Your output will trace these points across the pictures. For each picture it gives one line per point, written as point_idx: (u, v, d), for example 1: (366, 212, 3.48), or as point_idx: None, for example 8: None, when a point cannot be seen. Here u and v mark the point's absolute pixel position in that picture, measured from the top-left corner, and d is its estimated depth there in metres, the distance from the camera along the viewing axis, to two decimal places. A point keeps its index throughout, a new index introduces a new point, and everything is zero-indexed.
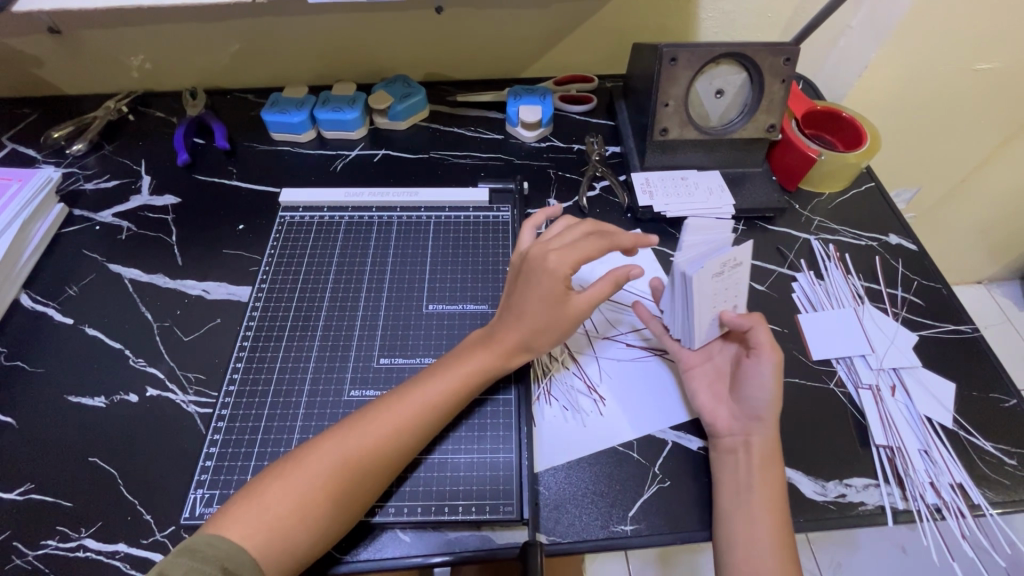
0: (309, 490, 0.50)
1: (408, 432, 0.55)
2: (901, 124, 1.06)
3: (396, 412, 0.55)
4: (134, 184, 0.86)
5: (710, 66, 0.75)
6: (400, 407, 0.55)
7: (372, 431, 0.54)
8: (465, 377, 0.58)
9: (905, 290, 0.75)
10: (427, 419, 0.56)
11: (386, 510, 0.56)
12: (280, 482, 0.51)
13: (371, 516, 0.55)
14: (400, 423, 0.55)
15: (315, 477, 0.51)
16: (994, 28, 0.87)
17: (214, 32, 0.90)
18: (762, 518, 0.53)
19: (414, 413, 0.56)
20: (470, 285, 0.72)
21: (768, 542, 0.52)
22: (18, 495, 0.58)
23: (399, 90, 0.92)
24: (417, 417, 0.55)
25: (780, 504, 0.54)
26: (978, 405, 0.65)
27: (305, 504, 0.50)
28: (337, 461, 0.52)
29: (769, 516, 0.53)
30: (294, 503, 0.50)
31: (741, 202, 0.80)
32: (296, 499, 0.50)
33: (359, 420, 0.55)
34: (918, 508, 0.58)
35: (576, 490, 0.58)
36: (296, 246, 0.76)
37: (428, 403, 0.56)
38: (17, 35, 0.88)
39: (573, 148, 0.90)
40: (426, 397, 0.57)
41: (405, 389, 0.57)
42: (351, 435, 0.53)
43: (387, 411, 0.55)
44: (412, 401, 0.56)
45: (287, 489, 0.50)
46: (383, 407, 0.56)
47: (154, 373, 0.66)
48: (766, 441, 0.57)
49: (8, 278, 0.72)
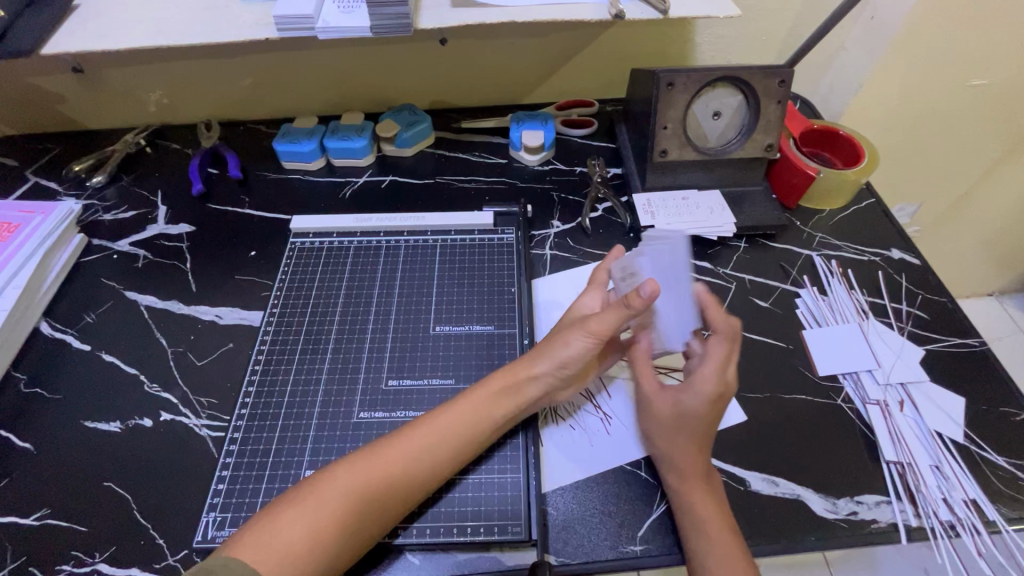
0: (323, 511, 0.51)
1: (424, 461, 0.55)
2: (899, 141, 1.07)
3: (415, 441, 0.56)
4: (150, 214, 0.89)
5: (705, 89, 0.77)
6: (417, 435, 0.57)
7: (388, 456, 0.55)
8: (481, 407, 0.59)
9: (909, 304, 0.75)
10: (446, 449, 0.57)
11: (408, 531, 0.56)
12: (295, 507, 0.51)
13: (392, 538, 0.56)
14: (419, 448, 0.56)
15: (330, 498, 0.51)
16: (987, 47, 0.88)
17: (228, 67, 0.94)
18: (707, 531, 0.53)
19: (432, 438, 0.57)
20: (476, 307, 0.73)
21: (721, 557, 0.51)
22: (34, 520, 0.59)
23: (405, 118, 0.95)
24: (435, 445, 0.56)
25: (720, 516, 0.54)
26: (988, 419, 0.65)
27: (320, 525, 0.50)
28: (353, 484, 0.53)
29: (713, 526, 0.53)
30: (309, 524, 0.50)
31: (742, 220, 0.81)
32: (313, 522, 0.50)
33: (377, 449, 0.55)
34: (932, 525, 0.58)
35: (584, 510, 0.58)
36: (306, 271, 0.78)
37: (446, 431, 0.57)
38: (44, 75, 0.93)
39: (575, 171, 0.92)
40: (444, 426, 0.57)
41: (422, 418, 0.58)
42: (366, 462, 0.54)
43: (404, 439, 0.56)
44: (429, 429, 0.57)
45: (302, 513, 0.51)
46: (400, 435, 0.57)
47: (168, 398, 0.68)
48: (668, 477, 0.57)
49: (29, 307, 0.74)
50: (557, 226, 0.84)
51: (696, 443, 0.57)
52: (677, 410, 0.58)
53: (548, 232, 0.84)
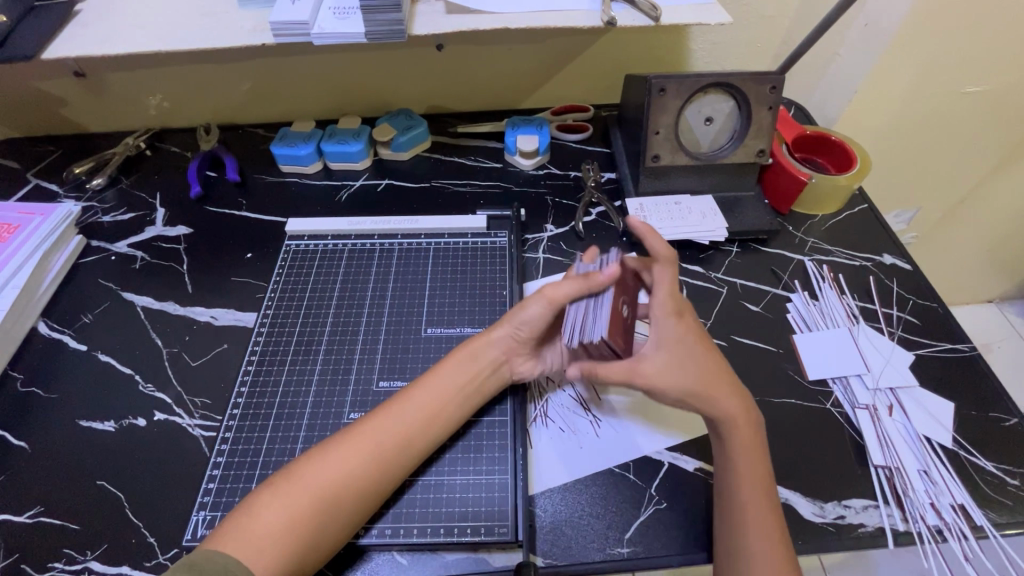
0: (302, 500, 0.52)
1: (395, 447, 0.56)
2: (894, 147, 1.08)
3: (387, 430, 0.57)
4: (148, 217, 0.90)
5: (697, 95, 0.78)
6: (386, 422, 0.58)
7: (359, 446, 0.55)
8: (444, 394, 0.61)
9: (900, 309, 0.76)
10: (415, 437, 0.58)
11: (372, 532, 0.56)
12: (277, 497, 0.52)
13: (356, 538, 0.56)
14: (389, 436, 0.57)
15: (310, 488, 0.52)
16: (979, 55, 0.89)
17: (227, 72, 0.95)
18: (735, 444, 0.57)
19: (404, 421, 0.58)
20: (467, 310, 0.74)
21: (748, 465, 0.56)
22: (28, 518, 0.59)
23: (402, 123, 0.96)
24: (404, 432, 0.57)
25: (746, 421, 0.58)
26: (978, 424, 0.65)
27: (301, 513, 0.51)
28: (335, 472, 0.53)
29: (740, 432, 0.57)
30: (293, 513, 0.51)
31: (735, 225, 0.82)
32: (292, 512, 0.51)
33: (348, 437, 0.56)
34: (919, 530, 0.58)
35: (572, 511, 0.58)
36: (300, 273, 0.79)
37: (414, 419, 0.58)
38: (46, 79, 0.95)
39: (570, 175, 0.93)
40: (412, 413, 0.59)
41: (388, 404, 0.60)
42: (339, 452, 0.55)
43: (374, 425, 0.57)
44: (398, 416, 0.58)
45: (282, 503, 0.51)
46: (369, 423, 0.58)
47: (162, 398, 0.68)
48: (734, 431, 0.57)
49: (27, 308, 0.75)
50: (551, 230, 0.85)
51: (701, 361, 0.60)
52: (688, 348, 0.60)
53: (542, 235, 0.84)
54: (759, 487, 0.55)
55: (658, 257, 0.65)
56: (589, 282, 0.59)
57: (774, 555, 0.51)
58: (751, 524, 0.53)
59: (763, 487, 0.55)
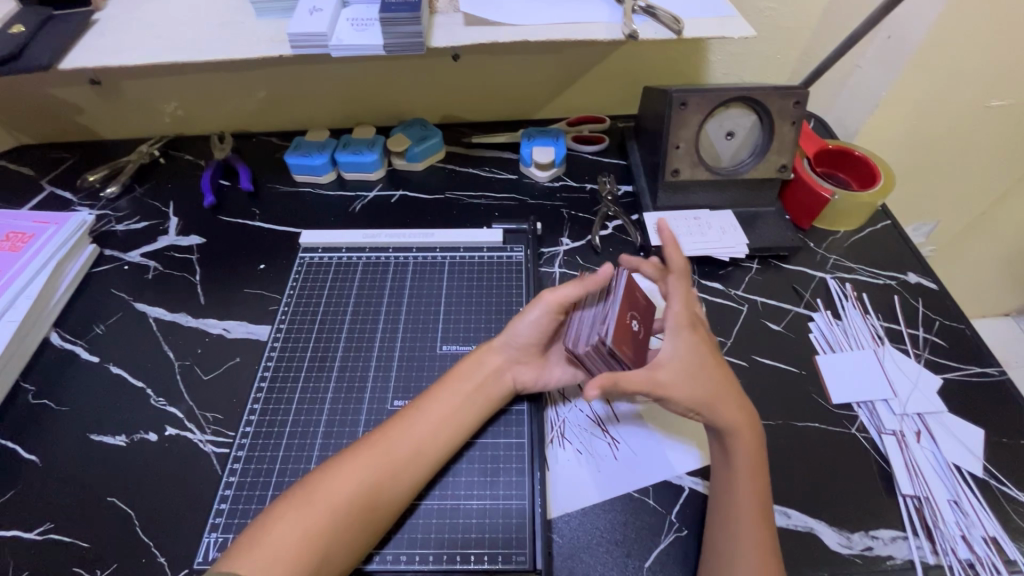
0: (316, 514, 0.50)
1: (408, 462, 0.56)
2: (915, 161, 1.05)
3: (401, 444, 0.56)
4: (161, 226, 0.89)
5: (719, 109, 0.76)
6: (400, 434, 0.57)
7: (373, 458, 0.54)
8: (456, 407, 0.60)
9: (926, 330, 0.74)
10: (429, 452, 0.57)
11: (383, 557, 0.55)
12: (288, 513, 0.51)
13: (366, 563, 0.55)
14: (404, 449, 0.56)
15: (323, 502, 0.51)
16: (1006, 70, 0.87)
17: (242, 81, 0.95)
18: (738, 456, 0.56)
19: (417, 432, 0.57)
20: (483, 326, 0.73)
21: (749, 479, 0.55)
22: (38, 535, 0.59)
23: (417, 133, 0.95)
24: (419, 447, 0.56)
25: (751, 432, 0.57)
26: (1008, 452, 0.63)
27: (315, 528, 0.50)
28: (351, 486, 0.52)
29: (743, 442, 0.56)
30: (305, 529, 0.49)
31: (755, 241, 0.80)
32: (304, 526, 0.50)
33: (362, 449, 0.55)
34: (950, 563, 0.56)
35: (590, 538, 0.57)
36: (314, 285, 0.78)
37: (428, 431, 0.58)
38: (62, 87, 0.95)
39: (586, 188, 0.92)
40: (426, 425, 0.58)
41: (400, 415, 0.59)
42: (354, 465, 0.54)
43: (387, 437, 0.56)
44: (412, 429, 0.57)
45: (295, 517, 0.50)
46: (382, 434, 0.57)
47: (174, 413, 0.67)
48: (744, 446, 0.56)
49: (40, 319, 0.75)
50: (567, 244, 0.84)
51: (713, 372, 0.59)
52: (702, 355, 0.59)
53: (558, 250, 0.83)
54: (753, 494, 0.54)
55: (670, 271, 0.64)
56: (585, 282, 0.62)
57: (762, 565, 0.50)
58: (746, 534, 0.52)
59: (758, 495, 0.54)
